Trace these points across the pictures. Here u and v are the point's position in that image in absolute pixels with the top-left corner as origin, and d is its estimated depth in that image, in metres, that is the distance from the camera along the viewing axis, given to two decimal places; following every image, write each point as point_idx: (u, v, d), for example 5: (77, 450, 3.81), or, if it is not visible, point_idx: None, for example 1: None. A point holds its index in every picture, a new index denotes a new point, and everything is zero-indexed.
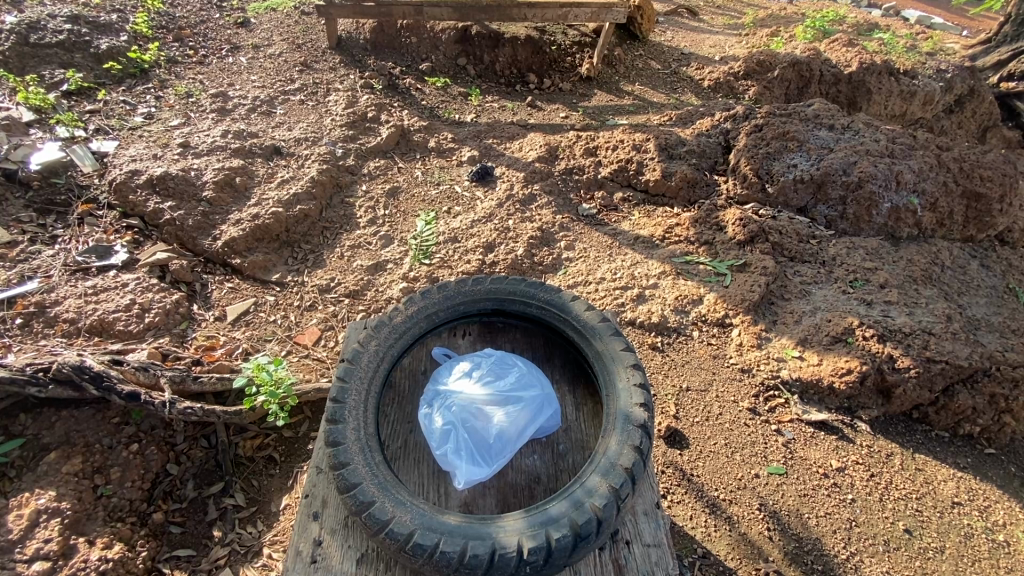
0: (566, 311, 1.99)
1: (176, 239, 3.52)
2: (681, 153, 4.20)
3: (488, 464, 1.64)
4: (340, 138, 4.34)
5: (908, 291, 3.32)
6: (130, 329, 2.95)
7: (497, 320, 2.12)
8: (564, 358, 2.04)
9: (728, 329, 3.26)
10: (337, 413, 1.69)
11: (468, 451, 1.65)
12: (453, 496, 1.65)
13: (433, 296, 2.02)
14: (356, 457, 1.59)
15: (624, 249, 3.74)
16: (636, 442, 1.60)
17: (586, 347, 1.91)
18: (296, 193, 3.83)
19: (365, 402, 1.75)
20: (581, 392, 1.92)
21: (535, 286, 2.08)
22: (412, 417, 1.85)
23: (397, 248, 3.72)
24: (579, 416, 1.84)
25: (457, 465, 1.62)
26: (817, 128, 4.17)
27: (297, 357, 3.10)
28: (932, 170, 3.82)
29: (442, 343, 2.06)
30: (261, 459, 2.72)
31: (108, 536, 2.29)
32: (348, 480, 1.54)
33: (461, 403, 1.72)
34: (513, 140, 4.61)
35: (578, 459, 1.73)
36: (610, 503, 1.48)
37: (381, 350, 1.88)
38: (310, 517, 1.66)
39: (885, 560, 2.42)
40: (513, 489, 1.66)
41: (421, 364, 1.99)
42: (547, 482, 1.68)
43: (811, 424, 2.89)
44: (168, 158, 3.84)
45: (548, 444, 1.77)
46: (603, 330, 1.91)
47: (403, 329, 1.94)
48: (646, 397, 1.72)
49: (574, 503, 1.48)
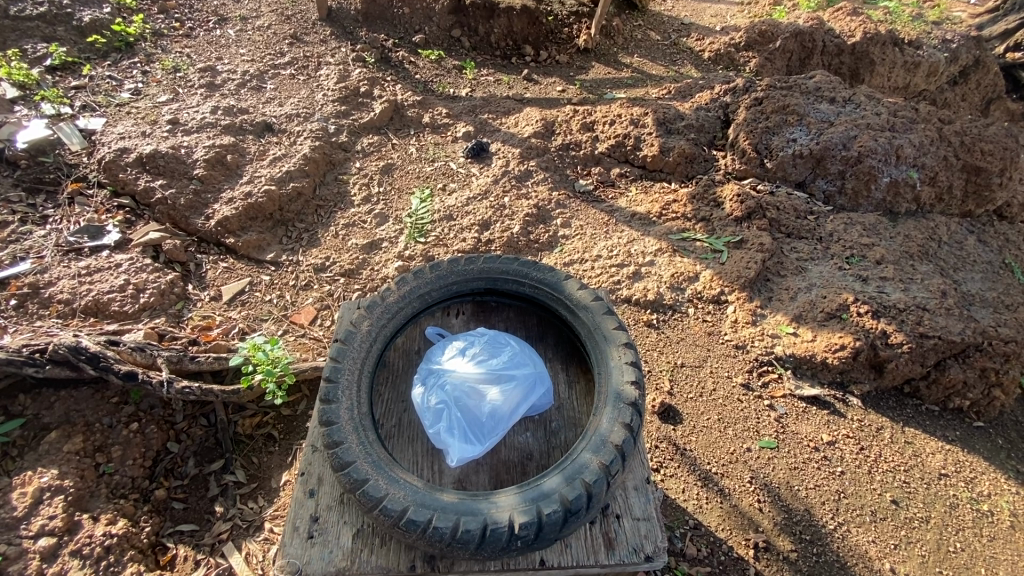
0: (559, 291, 1.98)
1: (169, 218, 3.50)
2: (680, 127, 4.13)
3: (481, 442, 1.65)
4: (332, 114, 4.26)
5: (904, 267, 3.33)
6: (125, 310, 2.96)
7: (490, 299, 2.12)
8: (558, 336, 2.04)
9: (723, 306, 3.27)
10: (331, 393, 1.70)
11: (460, 429, 1.65)
12: (447, 473, 1.67)
13: (426, 276, 2.02)
14: (350, 436, 1.60)
15: (621, 226, 3.72)
16: (628, 419, 1.62)
17: (578, 325, 1.91)
18: (288, 170, 3.78)
19: (358, 381, 1.76)
20: (574, 370, 1.93)
21: (528, 265, 2.07)
22: (406, 396, 1.87)
23: (392, 227, 3.69)
24: (572, 394, 1.86)
25: (450, 443, 1.63)
26: (818, 101, 4.09)
27: (294, 336, 3.11)
28: (933, 144, 3.78)
29: (435, 322, 2.05)
30: (260, 437, 2.72)
31: (111, 512, 2.31)
32: (342, 458, 1.55)
33: (454, 382, 1.73)
34: (509, 115, 4.52)
35: (570, 436, 1.74)
36: (600, 480, 1.50)
37: (374, 330, 1.88)
38: (305, 494, 1.68)
39: (871, 530, 2.45)
40: (506, 465, 1.68)
41: (414, 343, 1.99)
42: (540, 459, 1.70)
43: (803, 398, 2.91)
44: (157, 135, 3.78)
45: (540, 422, 1.78)
46: (596, 308, 1.92)
47: (396, 309, 1.94)
48: (638, 375, 1.73)
49: (565, 479, 1.50)
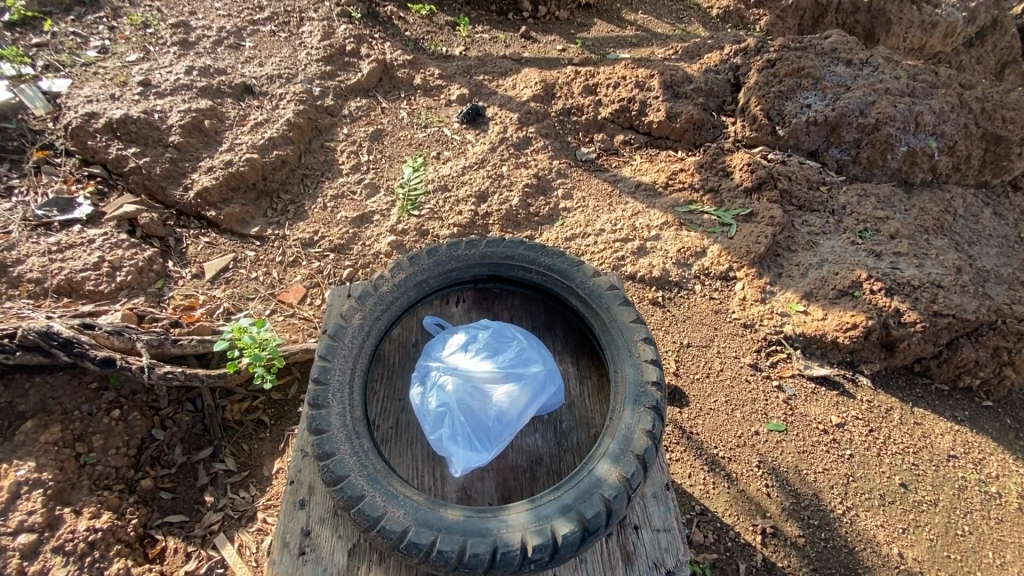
0: (569, 278, 1.83)
1: (144, 189, 3.28)
2: (688, 91, 3.90)
3: (487, 449, 1.53)
4: (316, 75, 3.97)
5: (919, 241, 3.20)
6: (101, 289, 2.79)
7: (493, 285, 1.97)
8: (567, 326, 1.90)
9: (731, 283, 3.15)
10: (319, 397, 1.56)
11: (464, 435, 1.53)
12: (450, 481, 1.56)
13: (422, 262, 1.86)
14: (342, 446, 1.48)
15: (625, 198, 3.55)
16: (649, 426, 1.50)
17: (592, 317, 1.77)
18: (271, 137, 3.53)
19: (349, 382, 1.62)
20: (585, 364, 1.80)
21: (535, 250, 1.91)
22: (403, 395, 1.74)
23: (383, 198, 3.49)
24: (583, 391, 1.73)
25: (454, 452, 1.51)
26: (834, 63, 3.85)
27: (282, 316, 2.96)
28: (953, 111, 3.58)
29: (434, 312, 1.91)
30: (250, 423, 2.60)
31: (95, 505, 2.21)
32: (334, 472, 1.43)
33: (458, 382, 1.59)
34: (505, 76, 4.24)
35: (582, 438, 1.63)
36: (620, 495, 1.39)
37: (367, 323, 1.73)
38: (295, 506, 1.58)
39: (880, 514, 2.40)
40: (513, 472, 1.57)
41: (411, 335, 1.85)
42: (550, 464, 1.59)
43: (812, 379, 2.83)
44: (127, 98, 3.50)
45: (550, 422, 1.67)
46: (610, 299, 1.77)
47: (390, 300, 1.79)
48: (660, 375, 1.59)
49: (581, 494, 1.40)
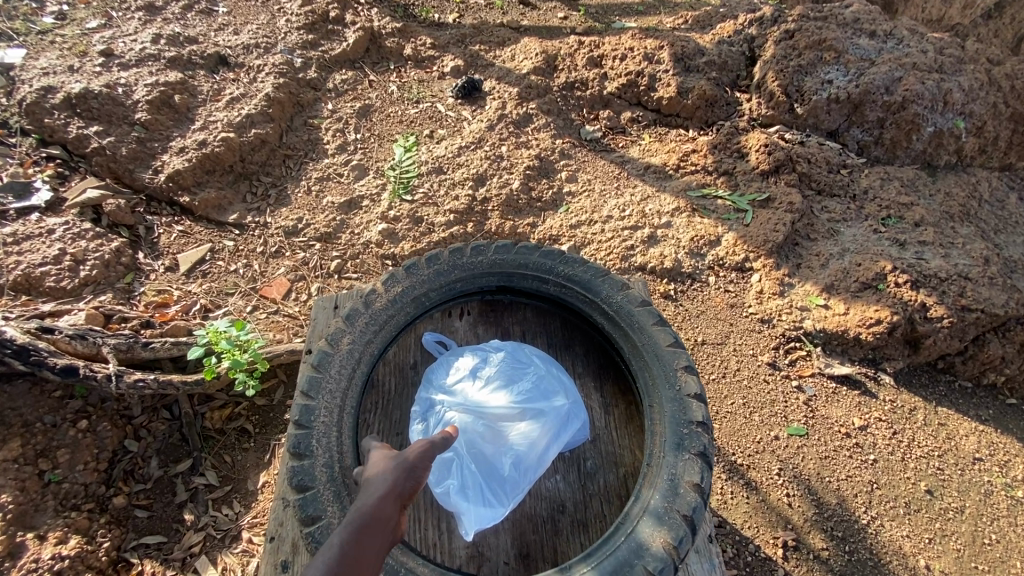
0: (592, 292, 1.78)
1: (109, 172, 2.98)
2: (700, 64, 3.62)
3: (501, 503, 1.42)
4: (297, 45, 3.63)
5: (945, 229, 3.01)
6: (62, 286, 2.53)
7: (502, 297, 1.91)
8: (586, 344, 1.84)
9: (747, 274, 2.96)
10: (302, 445, 1.46)
11: (476, 486, 1.42)
12: (458, 542, 1.46)
13: (422, 275, 1.80)
14: (328, 509, 1.36)
15: (633, 180, 3.31)
16: (698, 481, 1.43)
17: (622, 340, 1.71)
18: (248, 114, 3.23)
19: (337, 423, 1.52)
20: (609, 390, 1.74)
21: (551, 258, 1.85)
22: (400, 428, 1.65)
23: (372, 181, 3.22)
24: (609, 423, 1.67)
25: (465, 508, 1.39)
26: (857, 35, 3.58)
27: (265, 313, 2.73)
28: (983, 88, 3.33)
29: (434, 327, 1.84)
30: (232, 432, 2.40)
31: (62, 529, 2.01)
32: (317, 542, 1.32)
33: (467, 422, 1.49)
34: (503, 47, 3.91)
35: (608, 479, 1.58)
36: (666, 566, 1.32)
37: (359, 347, 1.66)
38: (278, 568, 1.48)
39: (905, 524, 2.29)
40: (533, 523, 1.50)
41: (409, 356, 1.78)
42: (574, 513, 1.52)
43: (833, 378, 2.67)
44: (87, 70, 3.17)
45: (573, 461, 1.60)
46: (643, 318, 1.71)
47: (384, 319, 1.72)
48: (706, 416, 1.53)
49: (623, 564, 1.32)
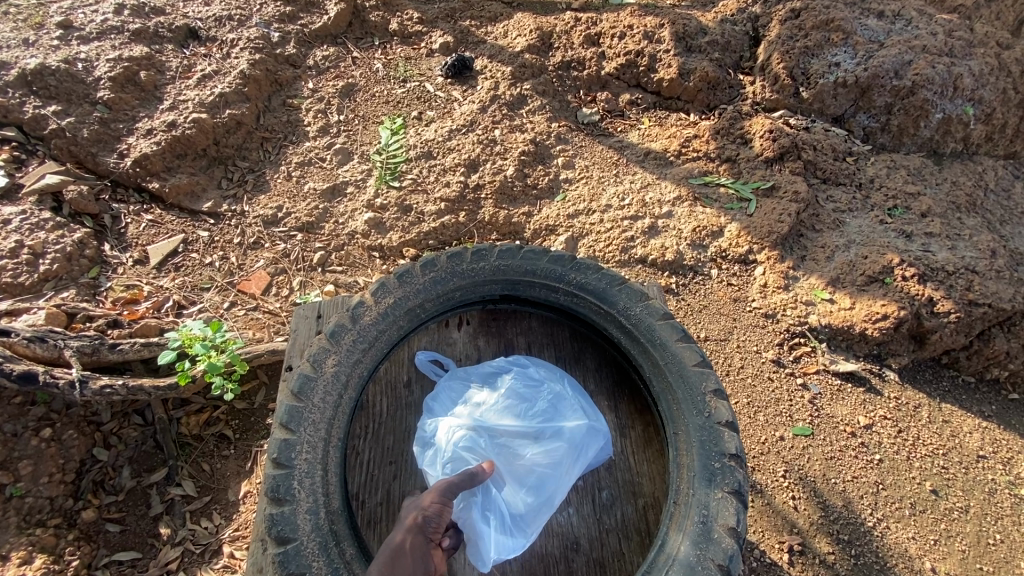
0: (606, 303, 1.75)
1: (70, 156, 2.74)
2: (702, 44, 3.44)
3: (521, 532, 1.43)
4: (274, 17, 3.38)
5: (952, 220, 2.91)
6: (19, 282, 2.32)
7: (506, 305, 1.87)
8: (597, 358, 1.81)
9: (751, 267, 2.85)
10: (283, 487, 1.36)
11: (497, 515, 1.43)
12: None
13: (416, 284, 1.72)
14: (315, 561, 1.28)
15: (633, 167, 3.16)
16: (731, 522, 1.40)
17: (641, 356, 1.68)
18: (222, 93, 3.00)
19: (322, 458, 1.44)
20: (624, 409, 1.73)
21: (562, 265, 1.80)
22: (393, 457, 1.60)
23: (357, 166, 3.02)
24: (625, 447, 1.66)
25: (486, 538, 1.39)
26: (865, 15, 3.43)
27: (243, 310, 2.56)
28: (992, 74, 3.21)
29: (431, 339, 1.79)
30: (211, 438, 2.26)
31: (25, 548, 1.86)
32: None
33: (480, 449, 1.49)
34: (496, 22, 3.67)
35: (625, 511, 1.56)
36: None
37: (348, 367, 1.57)
38: None
39: (911, 526, 2.24)
40: (544, 562, 1.48)
41: (403, 374, 1.72)
42: (588, 550, 1.51)
43: (838, 375, 2.60)
44: (43, 44, 2.90)
45: (587, 491, 1.59)
46: (665, 333, 1.68)
47: (374, 336, 1.64)
48: (739, 447, 1.51)
49: None
